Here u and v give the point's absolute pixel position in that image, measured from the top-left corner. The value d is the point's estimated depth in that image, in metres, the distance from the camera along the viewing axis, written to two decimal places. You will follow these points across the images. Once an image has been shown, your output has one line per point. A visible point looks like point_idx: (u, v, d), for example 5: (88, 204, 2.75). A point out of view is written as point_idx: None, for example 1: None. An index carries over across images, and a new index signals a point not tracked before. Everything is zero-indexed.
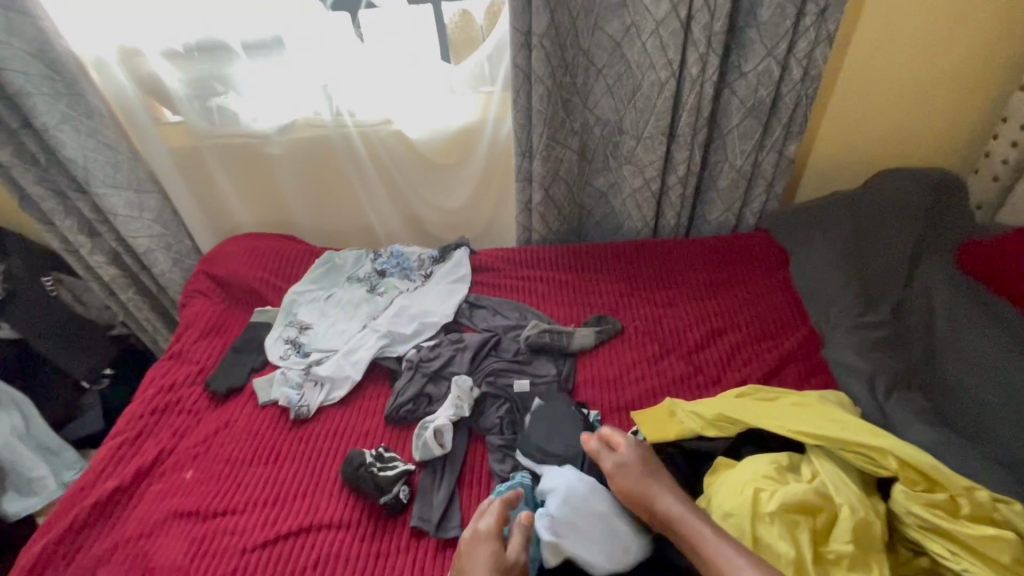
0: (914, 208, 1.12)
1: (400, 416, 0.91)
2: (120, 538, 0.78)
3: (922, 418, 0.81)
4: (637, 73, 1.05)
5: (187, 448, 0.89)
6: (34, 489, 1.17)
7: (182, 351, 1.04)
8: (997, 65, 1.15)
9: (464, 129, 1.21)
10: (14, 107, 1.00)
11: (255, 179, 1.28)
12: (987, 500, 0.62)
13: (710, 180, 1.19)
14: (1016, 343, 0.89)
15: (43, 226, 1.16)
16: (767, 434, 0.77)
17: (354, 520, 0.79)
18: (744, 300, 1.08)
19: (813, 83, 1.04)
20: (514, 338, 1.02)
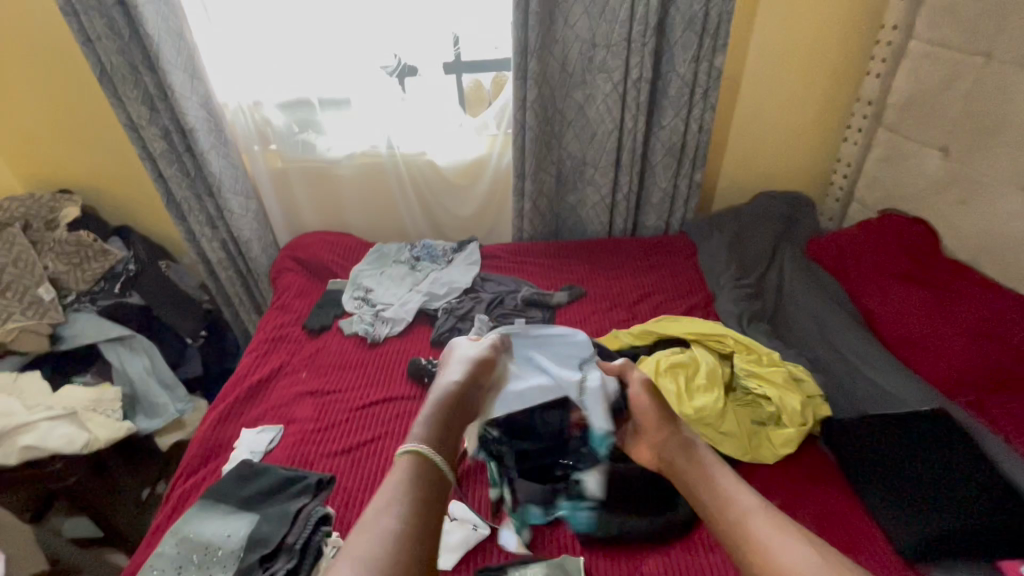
0: (776, 216, 1.69)
1: (441, 339, 1.39)
2: (267, 406, 1.22)
3: (765, 335, 1.34)
4: (594, 126, 1.60)
5: (301, 359, 1.35)
6: (158, 413, 1.57)
7: (285, 305, 1.51)
8: (827, 124, 1.76)
9: (476, 160, 1.74)
10: (184, 138, 1.47)
11: (324, 192, 1.77)
12: (776, 357, 1.16)
13: (646, 197, 1.74)
14: (827, 294, 1.44)
15: (179, 221, 1.63)
16: (670, 340, 1.28)
17: (420, 393, 1.25)
18: (668, 274, 1.62)
19: (706, 134, 1.60)
20: (514, 296, 1.52)
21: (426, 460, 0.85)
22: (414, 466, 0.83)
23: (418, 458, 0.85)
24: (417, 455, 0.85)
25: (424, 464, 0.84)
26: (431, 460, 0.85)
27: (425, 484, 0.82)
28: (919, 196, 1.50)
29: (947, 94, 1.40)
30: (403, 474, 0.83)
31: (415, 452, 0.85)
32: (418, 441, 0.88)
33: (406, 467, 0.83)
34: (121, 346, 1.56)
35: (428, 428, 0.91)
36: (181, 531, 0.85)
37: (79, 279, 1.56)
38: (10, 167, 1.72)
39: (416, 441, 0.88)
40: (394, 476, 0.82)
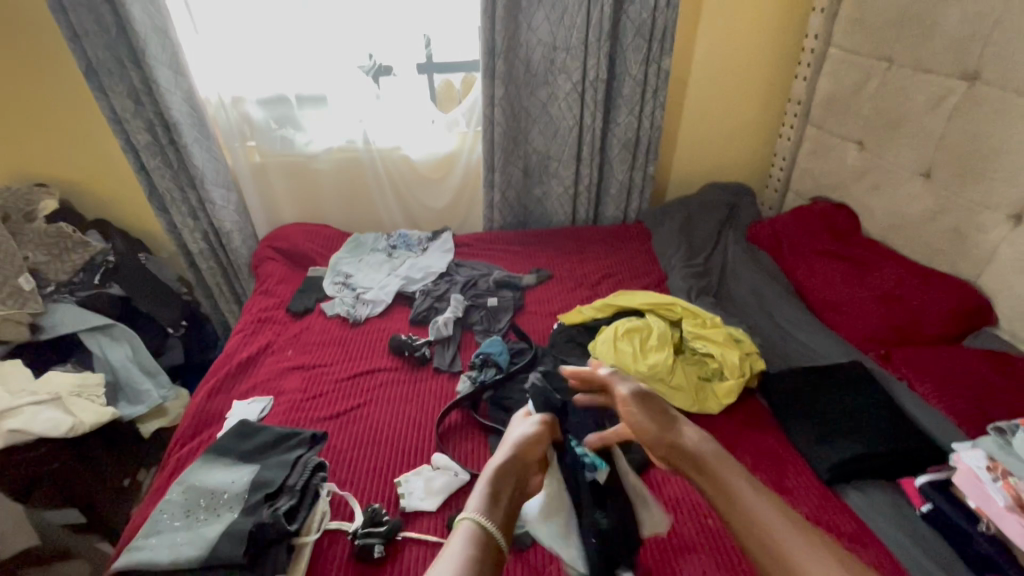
0: (721, 205, 1.87)
1: (420, 318, 1.49)
2: (256, 380, 1.30)
3: (711, 307, 1.51)
4: (557, 122, 1.74)
5: (287, 338, 1.43)
6: (142, 399, 1.60)
7: (268, 290, 1.59)
8: (763, 122, 1.98)
9: (448, 155, 1.85)
10: (167, 131, 1.54)
11: (302, 185, 1.85)
12: (717, 322, 1.32)
13: (606, 189, 1.90)
14: (764, 271, 1.62)
15: (159, 211, 1.69)
16: (627, 311, 1.43)
17: (401, 365, 1.35)
18: (627, 257, 1.77)
19: (658, 130, 1.77)
20: (486, 279, 1.64)
21: (486, 532, 0.74)
22: (476, 540, 0.72)
23: (478, 527, 0.74)
24: (476, 529, 0.74)
25: (483, 537, 0.73)
26: (494, 535, 0.74)
27: (485, 566, 0.70)
28: (841, 184, 1.71)
29: (861, 94, 1.61)
30: (461, 550, 0.71)
31: (476, 520, 0.75)
32: (478, 513, 0.76)
33: (465, 542, 0.72)
34: (102, 335, 1.59)
35: (487, 497, 0.79)
36: (187, 481, 0.92)
37: (57, 270, 1.60)
38: None
39: (475, 511, 0.76)
40: (451, 549, 0.71)
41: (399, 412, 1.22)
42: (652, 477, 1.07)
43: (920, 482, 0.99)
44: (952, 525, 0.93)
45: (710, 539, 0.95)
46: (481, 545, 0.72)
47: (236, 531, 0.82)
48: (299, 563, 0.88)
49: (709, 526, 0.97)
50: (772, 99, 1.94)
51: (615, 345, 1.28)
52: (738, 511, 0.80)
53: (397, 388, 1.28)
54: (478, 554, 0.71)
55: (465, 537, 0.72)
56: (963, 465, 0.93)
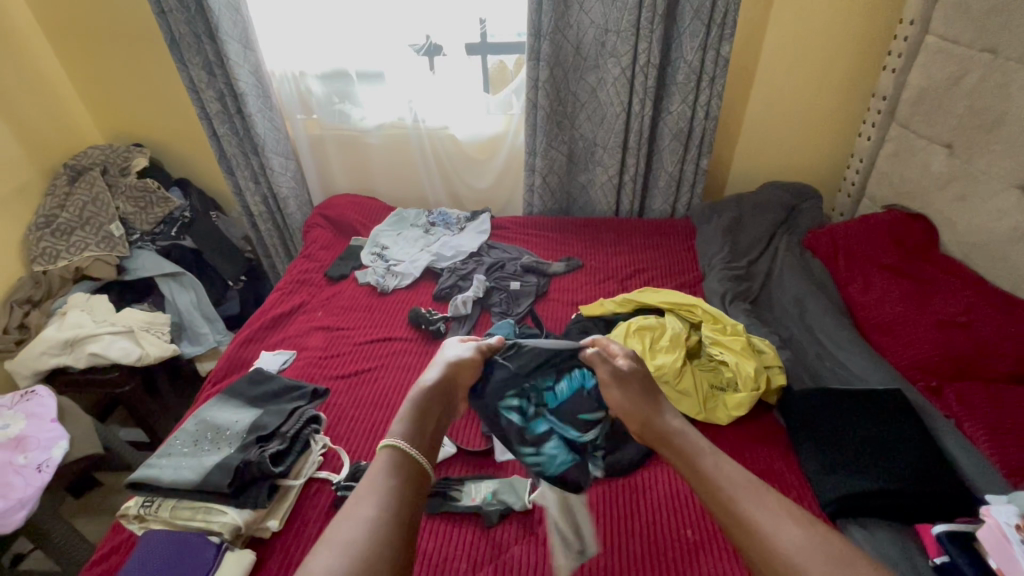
0: (778, 206, 1.74)
1: (442, 294, 1.53)
2: (285, 335, 1.42)
3: (743, 314, 1.41)
4: (605, 108, 1.69)
5: (319, 299, 1.54)
6: (200, 341, 1.80)
7: (311, 255, 1.71)
8: (841, 117, 1.79)
9: (494, 137, 1.86)
10: (237, 102, 1.71)
11: (357, 158, 1.97)
12: (741, 330, 1.24)
13: (654, 180, 1.82)
14: (812, 281, 1.48)
15: (227, 175, 1.90)
16: (648, 309, 1.38)
17: (417, 337, 1.40)
18: (664, 253, 1.69)
19: (713, 120, 1.66)
20: (515, 262, 1.64)
21: (407, 456, 0.81)
22: (397, 459, 0.80)
23: (397, 453, 0.81)
24: (397, 453, 0.81)
25: (402, 461, 0.80)
26: (414, 458, 0.81)
27: (402, 488, 0.77)
28: (923, 192, 1.51)
29: (956, 90, 1.40)
30: (381, 473, 0.78)
31: (394, 446, 0.81)
32: (399, 438, 0.83)
33: (385, 464, 0.79)
34: (174, 281, 1.79)
35: (409, 422, 0.87)
36: (201, 415, 1.05)
37: (143, 220, 1.81)
38: (100, 123, 2.01)
39: (394, 437, 0.83)
40: (372, 473, 0.78)
41: (404, 379, 1.27)
42: (637, 479, 1.06)
43: (936, 529, 0.88)
44: None
45: (681, 549, 0.93)
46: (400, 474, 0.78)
47: (227, 463, 0.92)
48: (282, 502, 0.96)
49: (683, 538, 0.95)
50: (853, 93, 1.75)
51: (625, 342, 1.24)
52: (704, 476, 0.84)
53: (407, 357, 1.33)
54: (396, 476, 0.78)
55: (382, 462, 0.79)
56: (989, 519, 0.82)
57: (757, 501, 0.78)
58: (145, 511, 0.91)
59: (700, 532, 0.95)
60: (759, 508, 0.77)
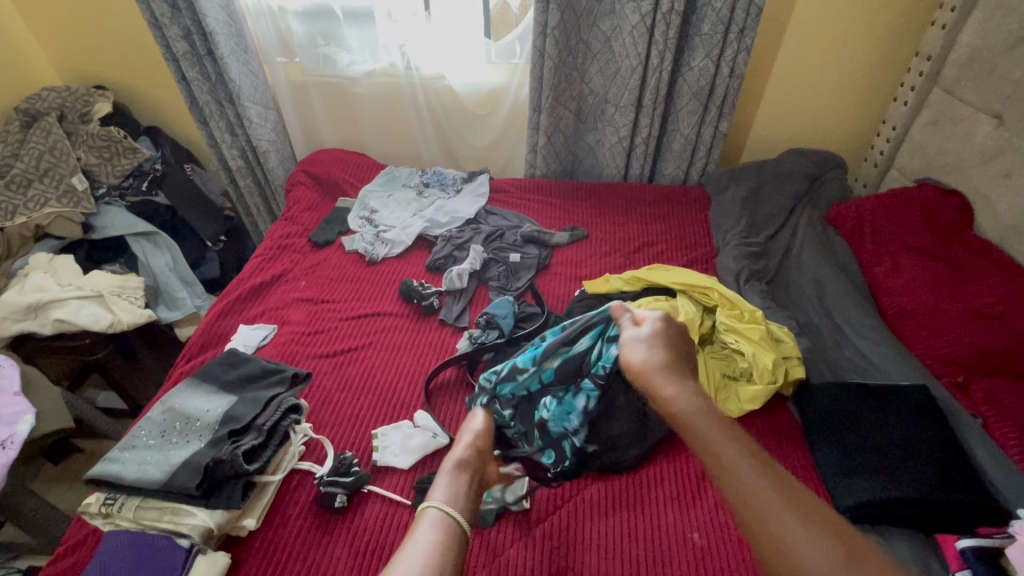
0: (799, 175, 1.61)
1: (436, 266, 1.41)
2: (264, 308, 1.31)
3: (759, 295, 1.31)
4: (619, 60, 1.51)
5: (303, 268, 1.42)
6: (178, 306, 1.67)
7: (294, 217, 1.58)
8: (874, 79, 1.64)
9: (495, 90, 1.69)
10: (206, 40, 1.53)
11: (343, 109, 1.80)
12: (759, 318, 1.15)
13: (668, 144, 1.67)
14: (833, 261, 1.38)
15: (201, 125, 1.73)
16: (659, 289, 1.27)
17: (408, 313, 1.30)
18: (675, 224, 1.57)
19: (737, 79, 1.50)
20: (515, 232, 1.51)
21: (451, 521, 0.71)
22: (445, 529, 0.70)
23: (443, 516, 0.71)
24: (442, 515, 0.71)
25: (448, 526, 0.70)
26: (459, 524, 0.71)
27: (453, 550, 0.68)
28: (959, 166, 1.38)
29: (1014, 54, 1.25)
30: (428, 534, 0.69)
31: (442, 510, 0.72)
32: (444, 501, 0.73)
33: (433, 523, 0.70)
34: (146, 241, 1.66)
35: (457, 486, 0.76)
36: (168, 402, 0.97)
37: (109, 173, 1.66)
38: (55, 60, 1.81)
39: (445, 501, 0.73)
40: (418, 537, 0.68)
41: (394, 360, 1.17)
42: (643, 476, 0.99)
43: (960, 543, 0.82)
44: None
45: (689, 555, 0.87)
46: (446, 533, 0.69)
47: (195, 462, 0.84)
48: (260, 499, 0.90)
49: (690, 542, 0.88)
50: (892, 53, 1.58)
51: None
52: (719, 471, 0.66)
53: (398, 335, 1.23)
54: (446, 540, 0.69)
55: (434, 526, 0.70)
56: None
57: (779, 504, 0.62)
58: (108, 509, 0.84)
59: (709, 535, 0.89)
60: (776, 510, 0.62)
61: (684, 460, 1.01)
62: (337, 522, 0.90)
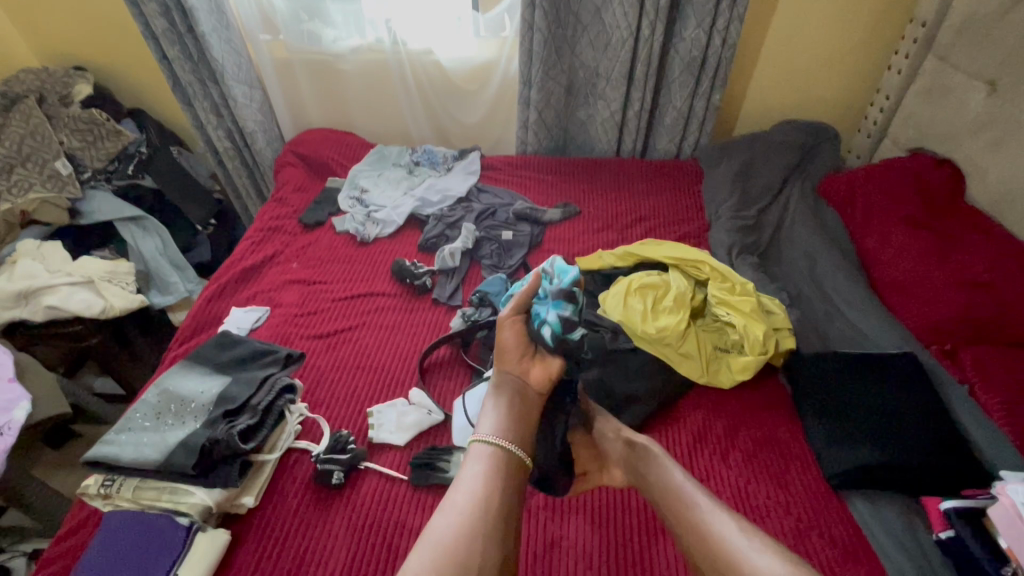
0: (792, 146, 1.60)
1: (428, 245, 1.41)
2: (256, 290, 1.30)
3: (751, 268, 1.31)
4: (610, 32, 1.48)
5: (294, 250, 1.41)
6: (170, 290, 1.66)
7: (283, 199, 1.56)
8: (868, 47, 1.61)
9: (485, 65, 1.66)
10: (185, 17, 1.49)
11: (329, 87, 1.76)
12: (750, 291, 1.16)
13: (661, 118, 1.65)
14: (825, 233, 1.38)
15: (185, 106, 1.70)
16: (651, 264, 1.27)
17: (400, 292, 1.29)
18: (668, 199, 1.56)
19: (730, 49, 1.47)
20: (506, 209, 1.50)
21: (500, 451, 0.84)
22: (495, 457, 0.84)
23: (491, 448, 0.85)
24: (486, 447, 0.85)
25: (496, 458, 0.83)
26: (509, 450, 0.85)
27: (503, 478, 0.82)
28: (952, 134, 1.37)
29: (1009, 18, 1.23)
30: (477, 469, 0.82)
31: (493, 442, 0.85)
32: (491, 435, 0.86)
33: (479, 458, 0.84)
34: (135, 226, 1.64)
35: (503, 418, 0.88)
36: (162, 385, 0.98)
37: (93, 156, 1.64)
38: (31, 41, 1.77)
39: (494, 435, 0.86)
40: (470, 471, 0.82)
41: (388, 339, 1.18)
42: None
43: (945, 504, 0.84)
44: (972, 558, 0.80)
45: None
46: (492, 463, 0.83)
47: (191, 443, 0.85)
48: (257, 477, 0.91)
49: None
50: (885, 21, 1.56)
51: (625, 302, 1.15)
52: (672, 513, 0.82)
53: (391, 314, 1.24)
54: (495, 470, 0.82)
55: (481, 458, 0.84)
56: (1005, 498, 0.78)
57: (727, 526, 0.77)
58: (108, 490, 0.85)
59: None
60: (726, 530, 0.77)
61: (676, 432, 1.03)
62: (336, 498, 0.91)
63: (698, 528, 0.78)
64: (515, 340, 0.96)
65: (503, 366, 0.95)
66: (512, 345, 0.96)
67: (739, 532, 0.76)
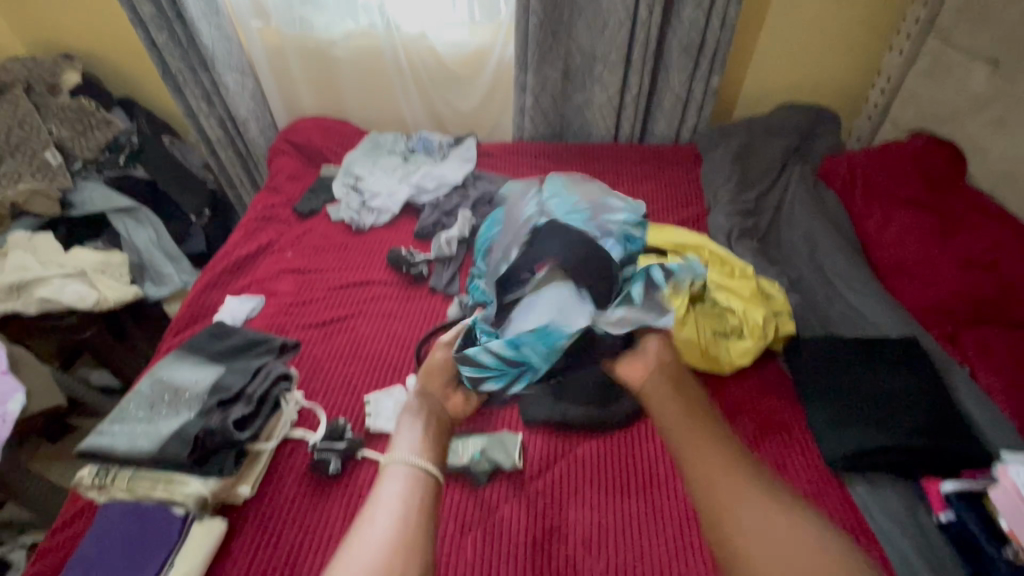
0: (791, 129, 1.58)
1: (424, 232, 1.39)
2: (250, 279, 1.29)
3: (751, 252, 1.30)
4: (607, 14, 1.46)
5: (288, 239, 1.40)
6: (165, 281, 1.63)
7: (277, 188, 1.54)
8: (869, 28, 1.59)
9: (480, 50, 1.64)
10: (174, 2, 1.47)
11: (322, 74, 1.74)
12: (750, 275, 1.14)
13: (659, 102, 1.63)
14: (825, 217, 1.37)
15: (175, 94, 1.67)
16: (650, 249, 1.26)
17: (397, 280, 1.28)
18: (666, 184, 1.55)
19: (728, 30, 1.45)
20: (503, 196, 1.48)
21: (419, 474, 0.85)
22: (409, 480, 0.84)
23: (409, 471, 0.85)
24: (406, 469, 0.85)
25: (416, 479, 0.84)
26: (426, 472, 0.86)
27: (418, 504, 0.82)
28: (953, 115, 1.36)
29: None
30: (393, 488, 0.83)
31: (411, 465, 0.85)
32: (409, 458, 0.86)
33: (398, 479, 0.84)
34: (128, 217, 1.62)
35: (421, 440, 0.90)
36: (156, 374, 0.97)
37: (83, 146, 1.61)
38: (17, 29, 1.74)
39: (413, 456, 0.87)
40: (386, 488, 0.83)
41: (385, 328, 1.17)
42: (634, 433, 1.00)
43: (945, 488, 0.85)
44: (973, 541, 0.81)
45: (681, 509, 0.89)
46: (410, 484, 0.84)
47: (185, 432, 0.84)
48: (254, 467, 0.90)
49: (680, 495, 0.90)
50: (886, 1, 1.54)
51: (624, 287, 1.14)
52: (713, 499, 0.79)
53: (387, 302, 1.22)
54: (413, 489, 0.83)
55: (400, 477, 0.84)
56: (1007, 482, 0.78)
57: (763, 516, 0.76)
58: (102, 480, 0.85)
59: None
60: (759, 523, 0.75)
61: None
62: (333, 487, 0.90)
63: (737, 516, 0.76)
64: (445, 360, 1.03)
65: (426, 389, 0.99)
66: (439, 365, 1.03)
67: (766, 520, 0.75)
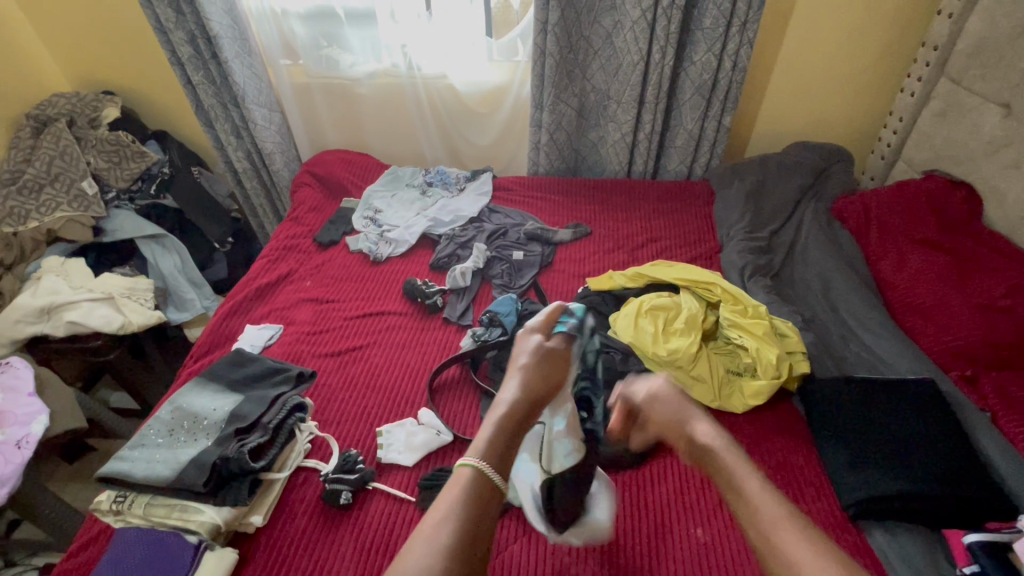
0: (803, 168, 1.60)
1: (440, 264, 1.42)
2: (269, 308, 1.32)
3: (764, 290, 1.30)
4: (621, 56, 1.51)
5: (308, 269, 1.43)
6: (187, 307, 1.70)
7: (298, 218, 1.59)
8: (880, 70, 1.62)
9: (498, 89, 1.70)
10: (210, 44, 1.55)
11: (346, 109, 1.81)
12: (762, 313, 1.15)
13: (671, 139, 1.66)
14: (839, 255, 1.37)
15: (207, 128, 1.75)
16: (663, 285, 1.27)
17: (412, 311, 1.30)
18: (679, 220, 1.56)
19: (740, 73, 1.49)
20: (518, 230, 1.51)
21: (485, 478, 0.66)
22: (475, 482, 0.65)
23: (478, 473, 0.66)
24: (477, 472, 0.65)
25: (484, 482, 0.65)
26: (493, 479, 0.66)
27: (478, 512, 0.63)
28: (968, 156, 1.36)
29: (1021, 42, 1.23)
30: (456, 493, 0.64)
31: (475, 466, 0.66)
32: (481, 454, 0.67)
33: (462, 482, 0.65)
34: (155, 244, 1.68)
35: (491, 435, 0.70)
36: (177, 402, 0.99)
37: (117, 177, 1.69)
38: (64, 67, 1.85)
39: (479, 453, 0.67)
40: (446, 497, 0.64)
41: (398, 358, 1.18)
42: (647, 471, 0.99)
43: (968, 538, 0.81)
44: None
45: (694, 552, 0.87)
46: (477, 498, 0.64)
47: (202, 461, 0.86)
48: (266, 497, 0.91)
49: (693, 539, 0.88)
50: (897, 44, 1.57)
51: (636, 323, 1.15)
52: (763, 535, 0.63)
53: (402, 333, 1.24)
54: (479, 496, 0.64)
55: (461, 482, 0.65)
56: None
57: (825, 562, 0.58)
58: (119, 506, 0.86)
59: (712, 531, 0.89)
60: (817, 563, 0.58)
61: None
62: (343, 518, 0.91)
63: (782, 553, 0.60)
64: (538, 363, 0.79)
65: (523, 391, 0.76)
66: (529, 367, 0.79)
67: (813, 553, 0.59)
